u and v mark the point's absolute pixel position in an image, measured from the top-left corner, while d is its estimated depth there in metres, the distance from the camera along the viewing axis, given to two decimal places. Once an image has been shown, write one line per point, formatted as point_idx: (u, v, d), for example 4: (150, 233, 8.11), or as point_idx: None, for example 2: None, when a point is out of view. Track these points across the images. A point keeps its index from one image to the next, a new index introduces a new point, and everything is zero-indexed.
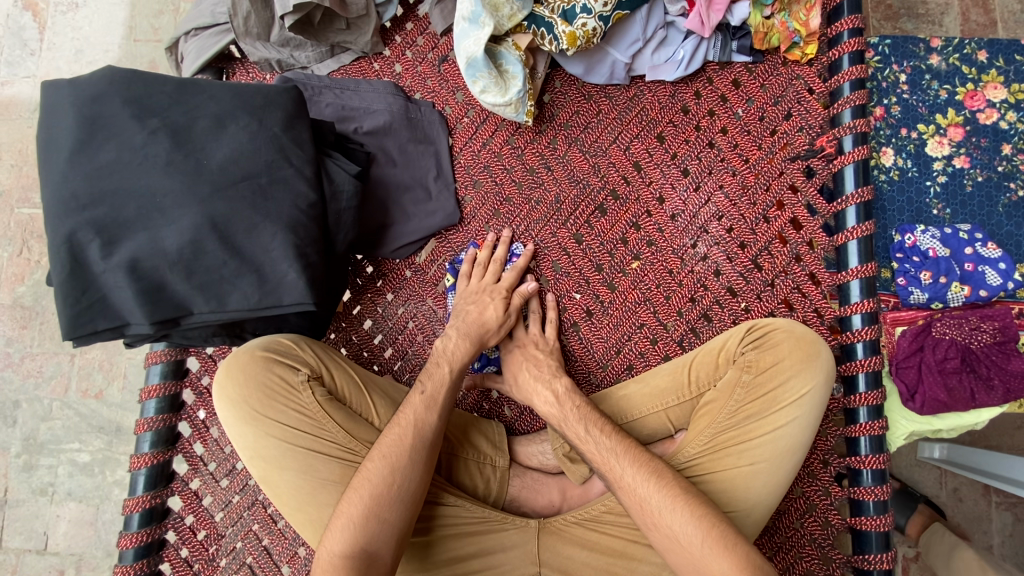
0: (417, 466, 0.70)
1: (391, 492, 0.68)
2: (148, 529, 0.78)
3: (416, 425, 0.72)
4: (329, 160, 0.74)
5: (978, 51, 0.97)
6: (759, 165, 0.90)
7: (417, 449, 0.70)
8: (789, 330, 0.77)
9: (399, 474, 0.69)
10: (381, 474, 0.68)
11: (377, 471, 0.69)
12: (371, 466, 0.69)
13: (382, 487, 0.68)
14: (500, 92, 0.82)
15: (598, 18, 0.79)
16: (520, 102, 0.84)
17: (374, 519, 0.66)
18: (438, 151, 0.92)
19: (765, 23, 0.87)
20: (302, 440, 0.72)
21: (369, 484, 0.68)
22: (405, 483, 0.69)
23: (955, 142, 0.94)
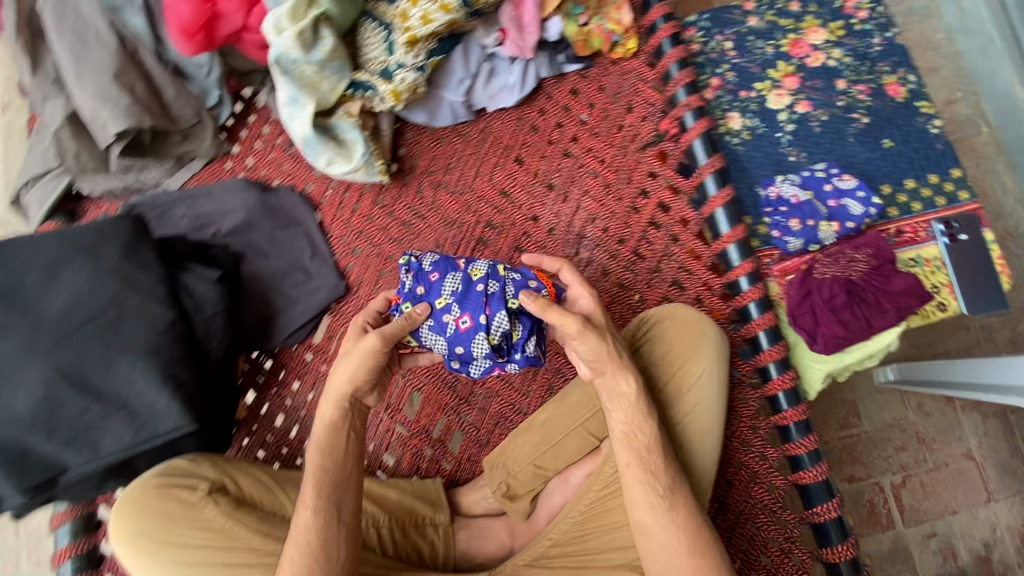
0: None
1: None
2: None
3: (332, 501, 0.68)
4: (185, 275, 0.74)
5: (789, 3, 1.02)
6: (615, 162, 0.93)
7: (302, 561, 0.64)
8: (673, 317, 0.78)
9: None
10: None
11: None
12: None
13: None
14: (345, 160, 0.84)
15: (415, 70, 0.81)
16: (368, 165, 0.86)
17: None
18: (308, 231, 0.92)
19: (582, 31, 0.91)
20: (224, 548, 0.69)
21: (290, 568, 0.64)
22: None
23: (793, 90, 0.98)
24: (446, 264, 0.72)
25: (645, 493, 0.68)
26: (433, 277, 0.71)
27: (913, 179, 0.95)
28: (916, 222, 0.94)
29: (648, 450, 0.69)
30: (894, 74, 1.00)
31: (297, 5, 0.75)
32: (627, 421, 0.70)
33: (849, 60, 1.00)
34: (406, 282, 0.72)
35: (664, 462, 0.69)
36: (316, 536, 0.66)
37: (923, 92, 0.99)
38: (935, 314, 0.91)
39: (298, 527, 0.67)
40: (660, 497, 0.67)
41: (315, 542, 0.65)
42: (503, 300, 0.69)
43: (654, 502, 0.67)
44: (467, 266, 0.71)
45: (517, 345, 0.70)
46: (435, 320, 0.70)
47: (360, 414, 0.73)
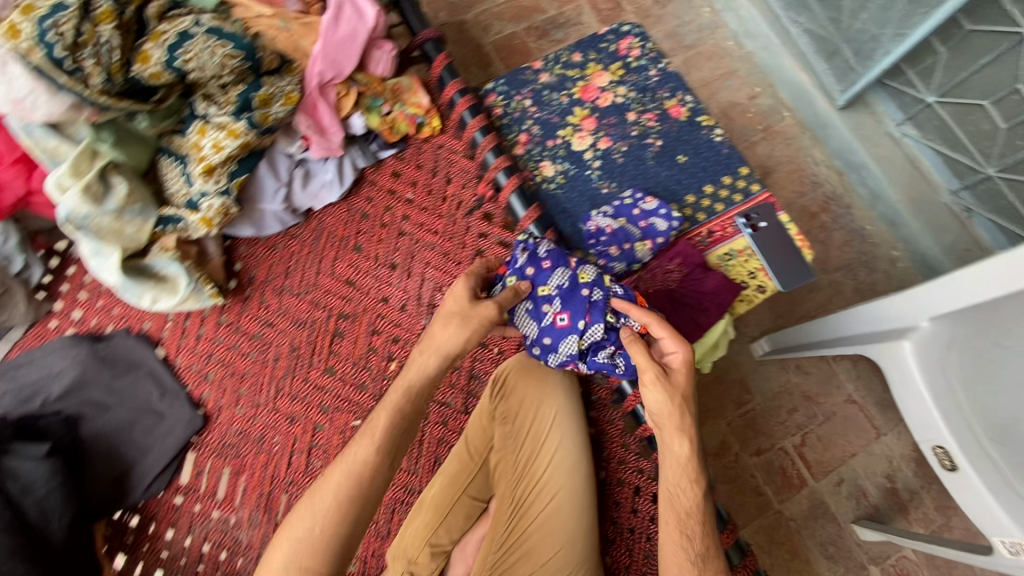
0: (320, 549, 0.68)
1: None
2: None
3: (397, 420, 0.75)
4: (4, 458, 0.70)
5: (571, 56, 1.15)
6: (448, 231, 0.99)
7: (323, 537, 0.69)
8: (518, 368, 0.86)
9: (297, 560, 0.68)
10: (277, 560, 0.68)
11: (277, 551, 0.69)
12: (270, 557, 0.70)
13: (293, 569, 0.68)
14: (170, 293, 0.83)
15: (220, 195, 0.82)
16: (196, 292, 0.85)
17: (320, 533, 0.69)
18: (151, 369, 0.89)
19: (386, 119, 0.96)
20: (309, 492, 0.72)
21: (329, 490, 0.71)
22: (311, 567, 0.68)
23: (593, 130, 1.09)
24: (560, 257, 0.83)
25: (678, 553, 0.72)
26: (545, 267, 0.82)
27: (710, 185, 1.07)
28: (721, 221, 1.05)
29: (687, 513, 0.73)
30: (674, 97, 1.13)
31: (78, 161, 0.75)
32: (676, 478, 0.75)
33: (633, 94, 1.12)
34: (520, 259, 0.84)
35: (704, 531, 0.73)
36: (349, 503, 0.71)
37: (701, 108, 1.12)
38: (758, 297, 1.03)
39: (320, 498, 0.71)
40: (692, 561, 0.71)
41: (354, 507, 0.71)
42: (603, 310, 0.80)
43: (683, 561, 0.72)
44: (575, 269, 0.81)
45: (593, 350, 0.81)
46: (535, 305, 0.82)
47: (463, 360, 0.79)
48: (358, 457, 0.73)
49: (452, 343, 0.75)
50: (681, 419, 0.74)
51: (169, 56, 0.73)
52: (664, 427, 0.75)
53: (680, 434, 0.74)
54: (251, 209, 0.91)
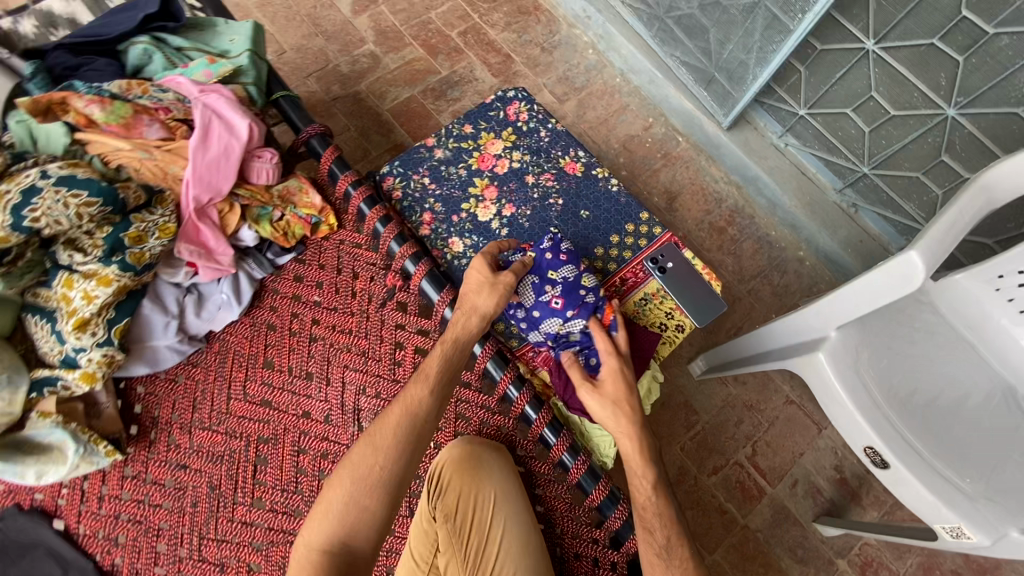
0: (376, 487, 0.72)
1: (356, 516, 0.71)
2: None
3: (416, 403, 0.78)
4: None
5: (463, 128, 1.16)
6: (363, 328, 0.95)
7: (371, 483, 0.72)
8: (450, 461, 0.84)
9: (355, 496, 0.72)
10: (337, 499, 0.72)
11: (343, 483, 0.72)
12: (328, 495, 0.73)
13: (345, 511, 0.71)
14: (59, 463, 0.75)
15: (100, 347, 0.76)
16: (89, 455, 0.77)
17: (354, 502, 0.72)
18: (50, 547, 0.81)
19: (278, 225, 0.94)
20: (371, 429, 0.76)
21: (356, 464, 0.74)
22: (356, 511, 0.71)
23: (495, 199, 1.10)
24: (576, 259, 0.96)
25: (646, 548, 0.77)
26: (560, 260, 0.95)
27: (615, 235, 1.10)
28: (632, 267, 1.08)
29: (645, 508, 0.79)
30: (568, 154, 1.16)
31: None
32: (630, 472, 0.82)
33: (528, 157, 1.15)
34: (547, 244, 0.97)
35: (661, 520, 0.79)
36: (408, 435, 0.76)
37: (594, 161, 1.16)
38: (679, 336, 1.06)
39: (382, 437, 0.75)
40: (657, 553, 0.76)
41: (412, 446, 0.76)
42: (591, 311, 0.91)
43: (652, 557, 0.76)
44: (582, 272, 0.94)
45: (568, 341, 0.92)
46: (539, 278, 0.94)
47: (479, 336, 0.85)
48: (411, 396, 0.78)
49: (490, 304, 0.85)
50: (632, 417, 0.83)
51: (15, 217, 0.68)
52: (614, 426, 0.84)
53: (631, 431, 0.82)
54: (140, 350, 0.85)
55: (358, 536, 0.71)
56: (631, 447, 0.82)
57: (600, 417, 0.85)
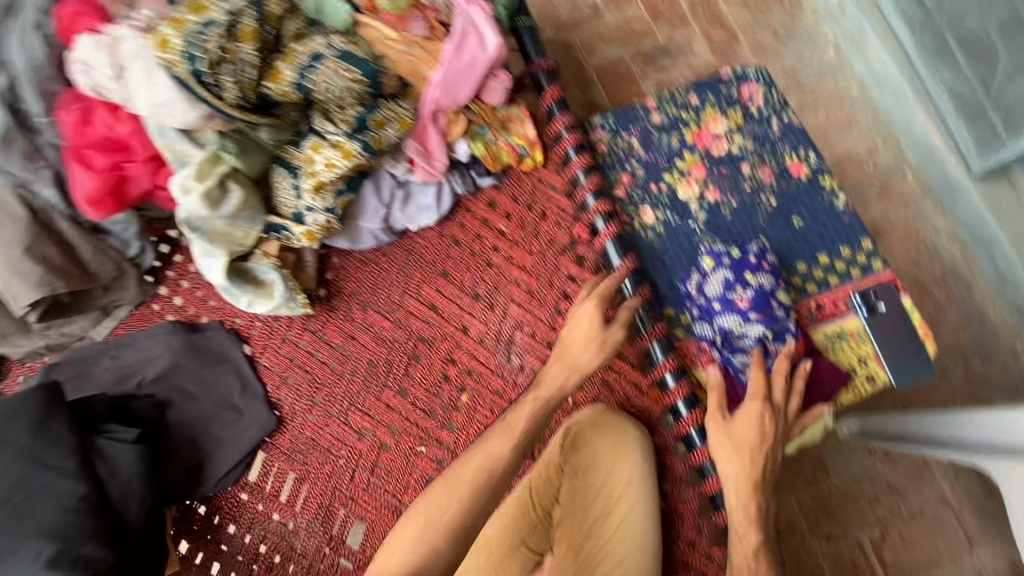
0: (451, 531, 0.63)
1: (421, 564, 0.61)
2: None
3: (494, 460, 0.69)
4: (99, 439, 0.74)
5: (688, 96, 1.09)
6: (536, 268, 0.96)
7: (451, 524, 0.63)
8: (593, 421, 0.83)
9: (425, 540, 0.62)
10: (395, 560, 0.62)
11: (413, 525, 0.64)
12: (402, 527, 0.65)
13: (418, 554, 0.62)
14: (268, 298, 0.86)
15: (325, 212, 0.84)
16: (290, 300, 0.87)
17: (435, 537, 0.62)
18: (237, 365, 0.91)
19: (490, 148, 0.95)
20: (444, 475, 0.69)
21: (436, 502, 0.65)
22: (433, 559, 0.61)
23: (701, 179, 1.03)
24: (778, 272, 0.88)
25: None
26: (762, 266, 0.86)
27: (825, 254, 0.98)
28: (834, 295, 0.96)
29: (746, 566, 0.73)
30: (796, 153, 1.04)
31: (202, 165, 0.78)
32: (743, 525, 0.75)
33: (751, 144, 1.05)
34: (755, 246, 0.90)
35: None
36: (490, 487, 0.67)
37: (825, 168, 1.03)
38: (866, 388, 0.93)
39: (459, 480, 0.67)
40: None
41: (490, 500, 0.66)
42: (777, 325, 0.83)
43: None
44: (780, 287, 0.85)
45: (734, 346, 0.85)
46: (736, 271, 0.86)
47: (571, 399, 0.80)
48: (498, 448, 0.70)
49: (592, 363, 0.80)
50: (751, 469, 0.76)
51: (300, 77, 0.75)
52: (731, 473, 0.77)
53: (745, 495, 0.75)
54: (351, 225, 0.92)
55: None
56: (744, 513, 0.75)
57: (718, 463, 0.78)
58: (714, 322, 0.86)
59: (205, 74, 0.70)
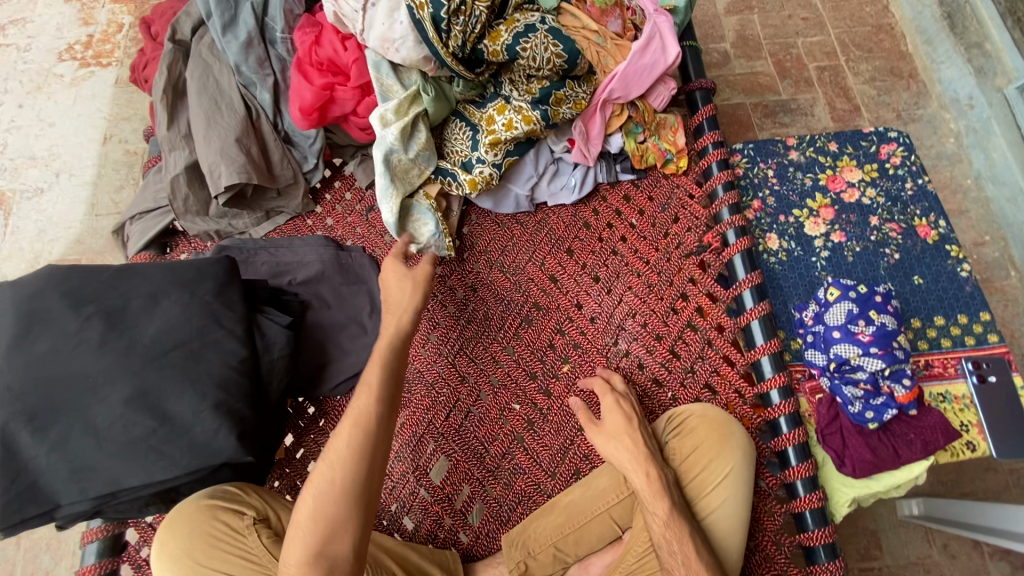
0: (342, 498, 0.71)
1: (325, 529, 0.70)
2: (104, 561, 0.80)
3: (361, 413, 0.76)
4: (261, 316, 0.81)
5: (828, 143, 1.14)
6: (659, 265, 0.99)
7: (330, 481, 0.72)
8: (702, 414, 0.85)
9: (322, 509, 0.71)
10: (303, 517, 0.71)
11: (306, 503, 0.71)
12: (299, 506, 0.72)
13: (305, 528, 0.70)
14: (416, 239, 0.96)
15: (492, 166, 0.92)
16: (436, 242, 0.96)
17: (321, 516, 0.70)
18: (370, 289, 0.97)
19: (640, 146, 1.01)
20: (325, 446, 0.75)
21: (316, 482, 0.73)
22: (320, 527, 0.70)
23: (829, 221, 1.06)
24: (900, 316, 0.90)
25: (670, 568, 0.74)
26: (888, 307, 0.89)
27: (942, 317, 1.00)
28: (945, 357, 0.97)
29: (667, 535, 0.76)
30: (926, 217, 1.07)
31: (402, 103, 0.88)
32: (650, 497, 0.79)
33: (882, 199, 1.09)
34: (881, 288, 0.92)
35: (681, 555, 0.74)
36: (360, 443, 0.74)
37: (953, 237, 1.05)
38: (964, 453, 0.91)
39: (340, 448, 0.74)
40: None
41: (369, 454, 0.74)
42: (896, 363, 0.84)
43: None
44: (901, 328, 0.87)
45: (846, 375, 0.86)
46: (861, 306, 0.88)
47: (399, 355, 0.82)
48: (359, 404, 0.77)
49: (408, 299, 0.86)
50: (639, 450, 0.82)
51: (513, 41, 0.84)
52: (623, 459, 0.82)
53: (645, 464, 0.80)
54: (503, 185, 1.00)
55: (336, 545, 0.70)
56: (646, 479, 0.79)
57: (609, 455, 0.83)
58: (829, 348, 0.88)
59: (443, 19, 0.79)
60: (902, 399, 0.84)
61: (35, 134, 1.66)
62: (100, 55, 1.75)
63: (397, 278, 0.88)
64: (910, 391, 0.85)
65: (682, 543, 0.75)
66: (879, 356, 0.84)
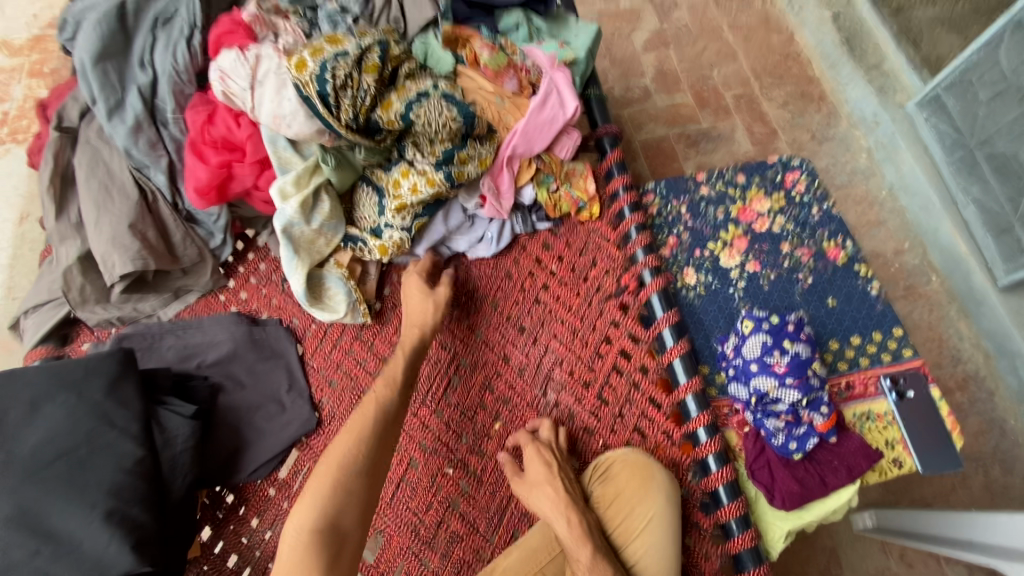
0: (360, 476, 0.81)
1: (341, 502, 0.79)
2: None
3: (380, 401, 0.86)
4: (160, 408, 0.77)
5: (736, 175, 1.17)
6: (581, 310, 1.00)
7: (348, 465, 0.81)
8: (624, 459, 0.87)
9: (342, 484, 0.80)
10: (323, 489, 0.79)
11: (326, 478, 0.80)
12: (314, 480, 0.80)
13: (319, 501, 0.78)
14: (329, 311, 0.93)
15: (401, 230, 0.93)
16: (352, 309, 0.94)
17: (340, 490, 0.79)
18: (289, 363, 0.95)
19: (552, 196, 1.02)
20: (349, 424, 0.84)
21: (336, 458, 0.81)
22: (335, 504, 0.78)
23: (743, 251, 1.10)
24: (812, 342, 0.92)
25: None
26: (800, 335, 0.91)
27: (858, 336, 1.03)
28: (863, 377, 0.99)
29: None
30: (834, 240, 1.11)
31: (302, 174, 0.88)
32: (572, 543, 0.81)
33: (791, 226, 1.13)
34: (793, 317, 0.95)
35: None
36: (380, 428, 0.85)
37: (860, 256, 1.10)
38: (891, 471, 0.94)
39: (362, 431, 0.83)
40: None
41: (385, 437, 0.85)
42: (812, 390, 0.86)
43: None
44: (813, 355, 0.89)
45: (767, 408, 0.87)
46: (775, 337, 0.90)
47: (417, 348, 0.92)
48: (382, 394, 0.87)
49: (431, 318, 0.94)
50: (559, 495, 0.83)
51: (406, 110, 0.85)
52: (545, 508, 0.83)
53: (565, 510, 0.82)
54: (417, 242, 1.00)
55: (346, 517, 0.79)
56: (567, 525, 0.81)
57: (533, 504, 0.84)
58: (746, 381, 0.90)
59: (330, 94, 0.80)
60: (822, 427, 0.85)
61: None
62: (18, 132, 1.70)
63: (419, 296, 0.95)
64: (829, 417, 0.86)
65: None
66: (795, 384, 0.86)
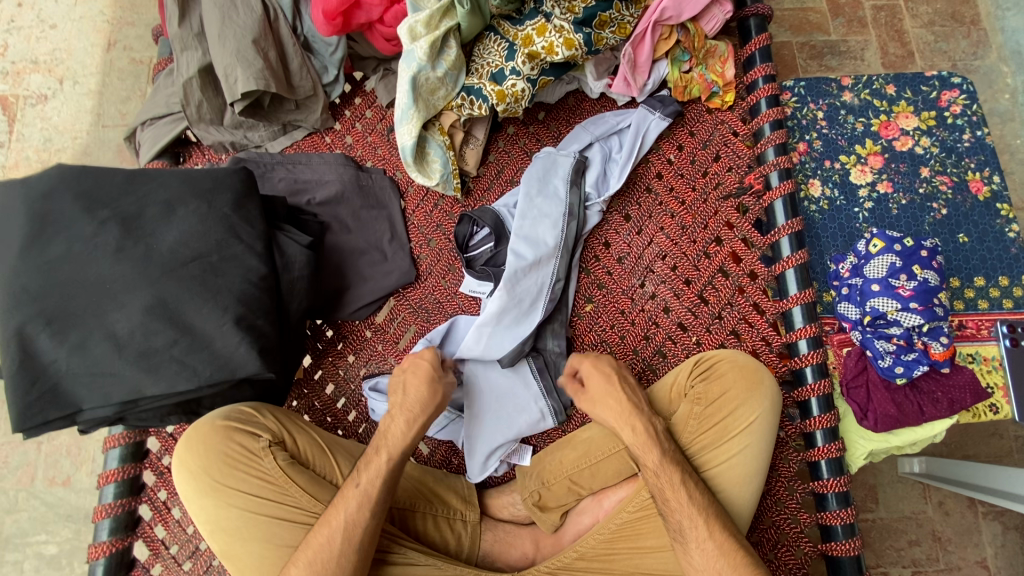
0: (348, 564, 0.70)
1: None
2: (125, 465, 0.82)
3: (347, 528, 0.70)
4: (280, 234, 0.77)
5: (886, 85, 1.05)
6: (695, 206, 0.94)
7: (353, 552, 0.70)
8: (733, 360, 0.82)
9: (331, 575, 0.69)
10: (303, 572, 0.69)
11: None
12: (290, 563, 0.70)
13: (326, 557, 0.69)
14: (425, 177, 0.90)
15: (526, 80, 0.85)
16: (445, 182, 0.90)
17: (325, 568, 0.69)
18: (390, 215, 0.94)
19: (684, 77, 0.94)
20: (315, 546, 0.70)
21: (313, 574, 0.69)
22: (353, 534, 0.70)
23: (877, 169, 1.00)
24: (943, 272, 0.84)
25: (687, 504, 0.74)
26: (931, 262, 0.82)
27: (982, 277, 0.96)
28: (978, 319, 0.94)
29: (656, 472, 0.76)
30: (980, 171, 1.01)
31: (434, 14, 0.81)
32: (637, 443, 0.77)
33: (937, 149, 1.02)
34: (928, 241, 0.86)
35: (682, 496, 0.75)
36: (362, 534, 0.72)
37: (1006, 193, 0.99)
38: (985, 415, 0.90)
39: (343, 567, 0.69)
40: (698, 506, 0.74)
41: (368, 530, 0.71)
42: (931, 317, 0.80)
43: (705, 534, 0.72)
44: (942, 282, 0.81)
45: (879, 331, 0.83)
46: (905, 259, 0.82)
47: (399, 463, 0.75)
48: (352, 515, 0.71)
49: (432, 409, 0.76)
50: (623, 401, 0.79)
51: None
52: (606, 414, 0.79)
53: (631, 415, 0.78)
54: (483, 212, 0.89)
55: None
56: (631, 426, 0.77)
57: (594, 406, 0.80)
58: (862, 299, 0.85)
59: None
60: (935, 356, 0.82)
61: (37, 36, 1.56)
62: None
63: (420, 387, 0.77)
64: (948, 347, 0.82)
65: (675, 490, 0.75)
66: (918, 307, 0.80)
